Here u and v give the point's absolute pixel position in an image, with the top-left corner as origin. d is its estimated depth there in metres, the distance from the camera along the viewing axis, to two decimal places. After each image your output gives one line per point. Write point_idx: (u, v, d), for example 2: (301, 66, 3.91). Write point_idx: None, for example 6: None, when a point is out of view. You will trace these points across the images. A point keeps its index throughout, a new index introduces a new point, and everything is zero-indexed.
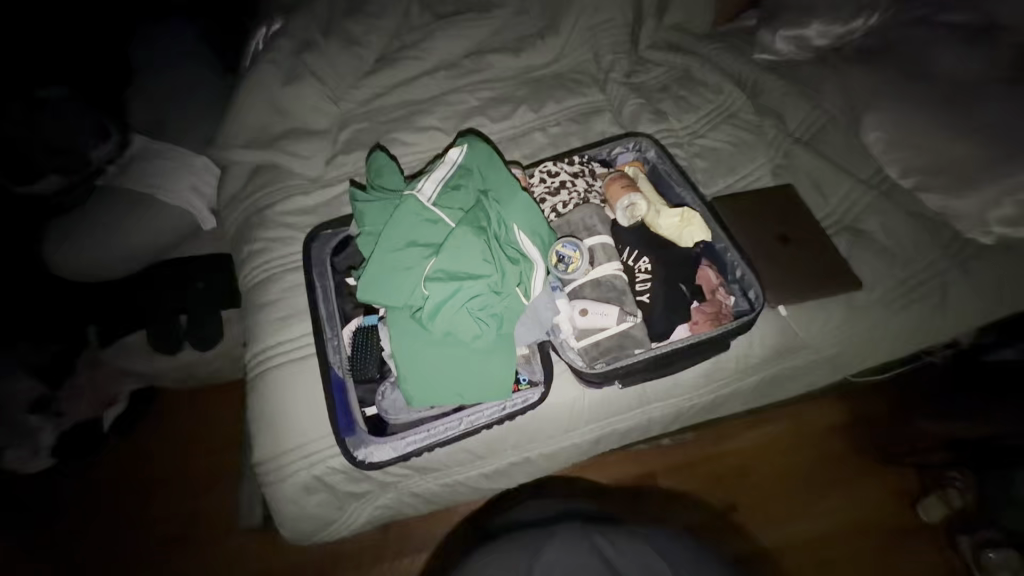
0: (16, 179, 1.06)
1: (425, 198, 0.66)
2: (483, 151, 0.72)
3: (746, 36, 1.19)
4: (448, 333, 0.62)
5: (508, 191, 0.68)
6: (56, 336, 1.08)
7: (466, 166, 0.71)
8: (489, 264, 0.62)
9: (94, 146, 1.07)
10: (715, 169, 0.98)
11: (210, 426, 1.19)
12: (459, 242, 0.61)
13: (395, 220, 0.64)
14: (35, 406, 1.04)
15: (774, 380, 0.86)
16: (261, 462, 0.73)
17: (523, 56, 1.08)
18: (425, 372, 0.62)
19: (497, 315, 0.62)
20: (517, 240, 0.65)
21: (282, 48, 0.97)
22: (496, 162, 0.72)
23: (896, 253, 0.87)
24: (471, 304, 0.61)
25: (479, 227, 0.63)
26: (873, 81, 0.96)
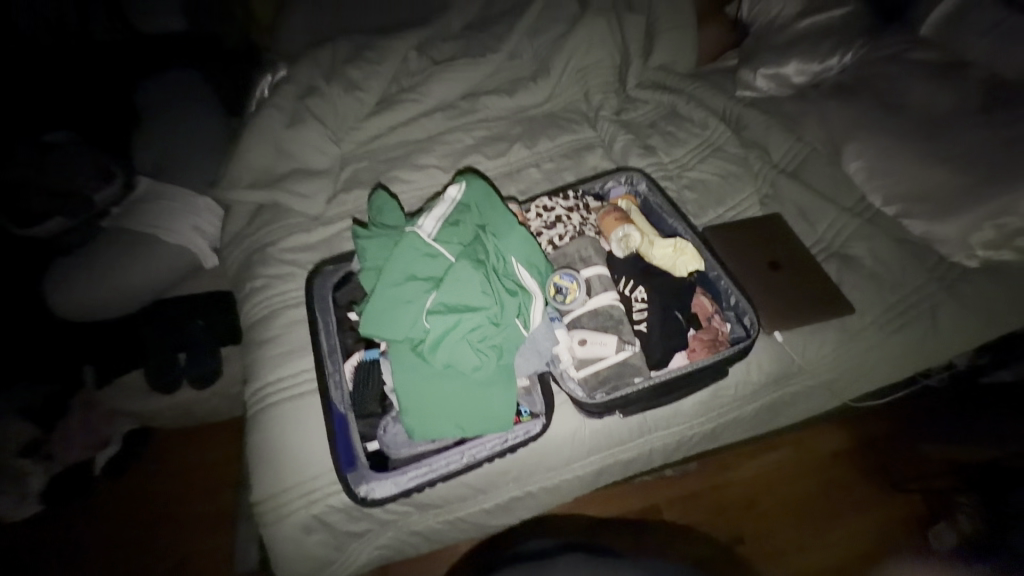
0: (16, 222, 1.07)
1: (425, 233, 0.68)
2: (481, 188, 0.75)
3: (728, 75, 1.25)
4: (448, 365, 0.62)
5: (505, 226, 0.70)
6: (53, 376, 1.10)
7: (465, 203, 0.73)
8: (488, 296, 0.63)
9: (99, 189, 1.11)
10: (705, 200, 1.02)
11: (204, 466, 1.17)
12: (459, 275, 0.62)
13: (396, 254, 0.65)
14: (25, 450, 1.03)
15: (772, 406, 0.86)
16: (259, 501, 0.72)
17: (517, 97, 1.13)
18: (426, 404, 0.62)
19: (497, 346, 0.63)
20: (515, 272, 0.67)
21: (286, 93, 1.01)
22: (493, 199, 0.74)
23: (884, 278, 0.89)
24: (471, 335, 0.61)
25: (478, 261, 0.65)
26: (850, 114, 1.01)
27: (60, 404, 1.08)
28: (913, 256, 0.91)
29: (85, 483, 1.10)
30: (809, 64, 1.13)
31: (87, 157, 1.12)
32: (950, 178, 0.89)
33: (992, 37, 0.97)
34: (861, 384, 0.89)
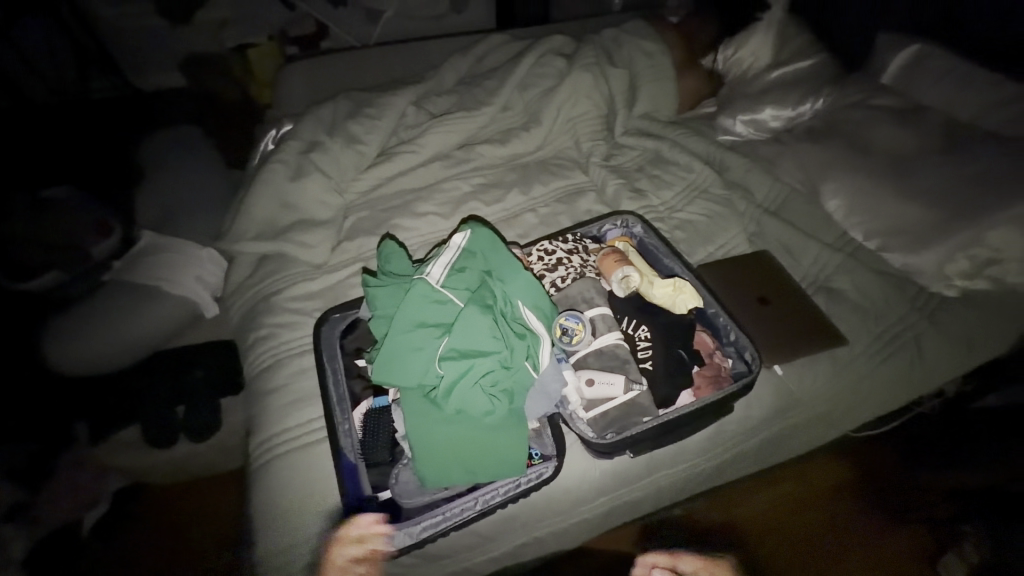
0: (15, 278, 1.09)
1: (434, 280, 0.70)
2: (485, 234, 0.78)
3: (707, 121, 1.33)
4: (460, 411, 0.63)
5: (510, 271, 0.73)
6: (41, 434, 1.08)
7: (469, 247, 0.76)
8: (498, 340, 0.65)
9: (98, 243, 1.12)
10: (694, 239, 1.06)
11: (197, 525, 1.12)
12: (469, 321, 0.64)
13: (406, 302, 0.67)
14: (10, 513, 1.00)
15: (774, 439, 0.87)
16: (264, 559, 0.70)
17: (510, 146, 1.18)
18: (438, 451, 0.62)
19: (507, 390, 0.64)
20: (522, 315, 0.69)
21: (290, 148, 1.05)
22: (497, 244, 0.77)
23: (870, 309, 0.92)
24: (482, 380, 0.63)
25: (486, 306, 0.67)
26: (823, 156, 1.08)
27: (48, 461, 1.06)
28: (896, 286, 0.94)
29: (71, 548, 1.05)
30: (782, 111, 1.22)
31: (86, 211, 1.16)
32: (922, 214, 0.94)
33: (946, 85, 1.06)
34: (856, 414, 0.92)
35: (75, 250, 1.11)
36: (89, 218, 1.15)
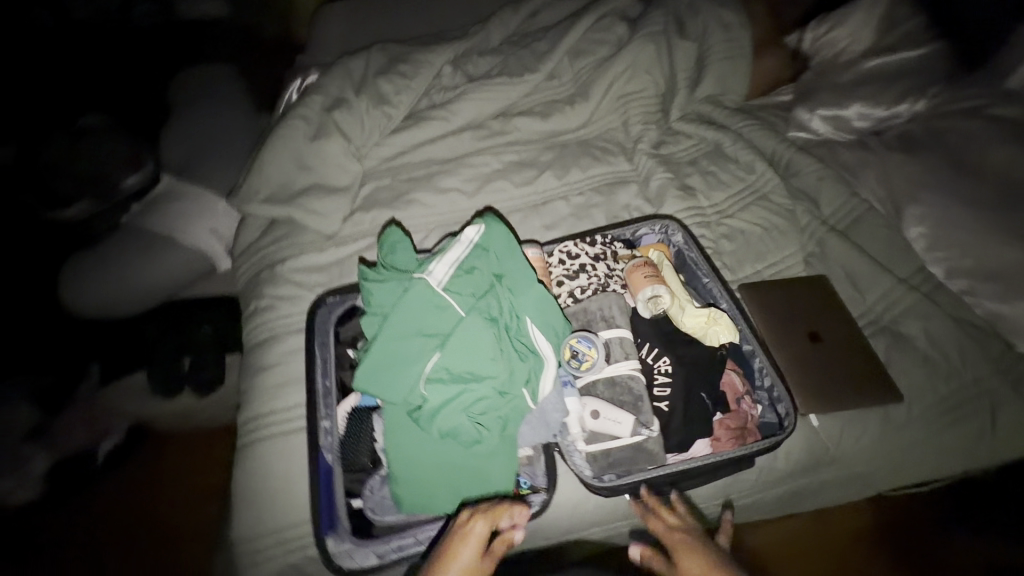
0: (46, 206, 1.06)
1: (436, 281, 0.62)
2: (501, 233, 0.69)
3: (779, 112, 1.16)
4: (444, 436, 0.57)
5: (523, 282, 0.65)
6: (59, 364, 1.09)
7: (481, 246, 0.67)
8: (496, 364, 0.57)
9: (127, 175, 1.09)
10: (743, 252, 0.93)
11: (193, 474, 1.14)
12: (469, 337, 0.57)
13: (401, 306, 0.60)
14: (31, 434, 1.02)
15: (798, 492, 0.78)
16: (239, 542, 0.69)
17: (550, 121, 1.06)
18: (417, 476, 0.57)
19: (500, 420, 0.58)
20: (527, 334, 0.62)
21: (313, 103, 0.97)
22: (513, 245, 0.68)
23: (938, 364, 0.79)
24: (474, 406, 0.56)
25: (490, 321, 0.60)
26: (915, 171, 0.91)
27: (66, 391, 1.08)
28: (971, 339, 0.81)
29: (83, 475, 1.07)
30: (872, 110, 1.03)
31: (119, 141, 1.12)
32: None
33: None
34: (897, 476, 0.80)
35: (104, 182, 1.07)
36: (115, 154, 1.10)
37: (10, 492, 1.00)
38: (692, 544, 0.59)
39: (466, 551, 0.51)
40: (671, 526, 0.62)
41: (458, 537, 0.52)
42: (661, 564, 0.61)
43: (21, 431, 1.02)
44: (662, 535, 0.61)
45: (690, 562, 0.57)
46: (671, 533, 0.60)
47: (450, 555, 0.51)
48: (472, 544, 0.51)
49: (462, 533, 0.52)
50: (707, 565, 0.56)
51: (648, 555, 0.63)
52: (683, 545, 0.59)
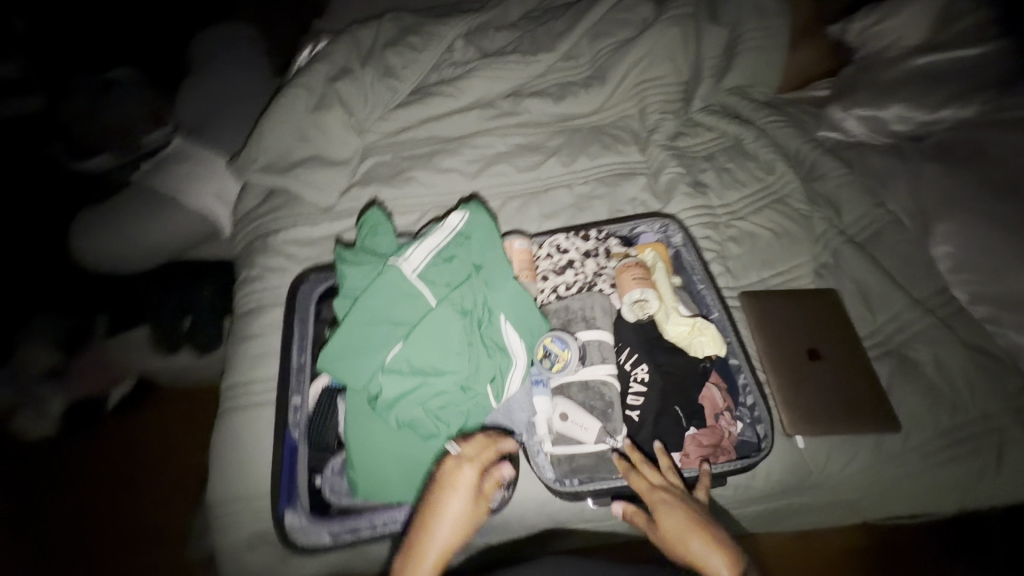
0: (78, 156, 1.15)
1: (409, 268, 0.61)
2: (485, 223, 0.67)
3: (810, 109, 1.08)
4: (400, 426, 0.56)
5: (501, 275, 0.63)
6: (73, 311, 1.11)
7: (464, 234, 0.66)
8: (460, 359, 0.57)
9: (152, 132, 1.17)
10: (749, 258, 0.88)
11: (184, 430, 1.16)
12: (433, 331, 0.56)
13: (371, 291, 0.59)
14: (51, 373, 1.09)
15: (776, 512, 0.75)
16: (212, 504, 0.71)
17: (562, 103, 1.01)
18: (372, 465, 0.57)
19: (458, 416, 0.57)
20: (499, 331, 0.61)
21: (317, 72, 0.96)
22: (496, 235, 0.66)
23: (945, 394, 0.74)
24: (431, 399, 0.56)
25: (460, 315, 0.58)
26: (949, 184, 0.84)
27: (82, 334, 1.10)
28: (986, 371, 0.75)
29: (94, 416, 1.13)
30: (913, 113, 0.94)
31: (142, 101, 1.21)
32: None
33: None
34: (888, 508, 0.75)
35: (131, 136, 1.16)
36: (140, 111, 1.19)
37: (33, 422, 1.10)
38: (673, 502, 0.54)
39: (460, 495, 0.51)
40: (652, 483, 0.56)
41: (448, 484, 0.51)
42: (645, 523, 0.56)
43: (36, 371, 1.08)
44: (642, 493, 0.56)
45: (670, 519, 0.52)
46: (653, 492, 0.55)
47: (444, 505, 0.50)
48: (465, 487, 0.51)
49: (451, 480, 0.51)
50: (688, 523, 0.51)
51: (634, 513, 0.58)
52: (663, 504, 0.54)
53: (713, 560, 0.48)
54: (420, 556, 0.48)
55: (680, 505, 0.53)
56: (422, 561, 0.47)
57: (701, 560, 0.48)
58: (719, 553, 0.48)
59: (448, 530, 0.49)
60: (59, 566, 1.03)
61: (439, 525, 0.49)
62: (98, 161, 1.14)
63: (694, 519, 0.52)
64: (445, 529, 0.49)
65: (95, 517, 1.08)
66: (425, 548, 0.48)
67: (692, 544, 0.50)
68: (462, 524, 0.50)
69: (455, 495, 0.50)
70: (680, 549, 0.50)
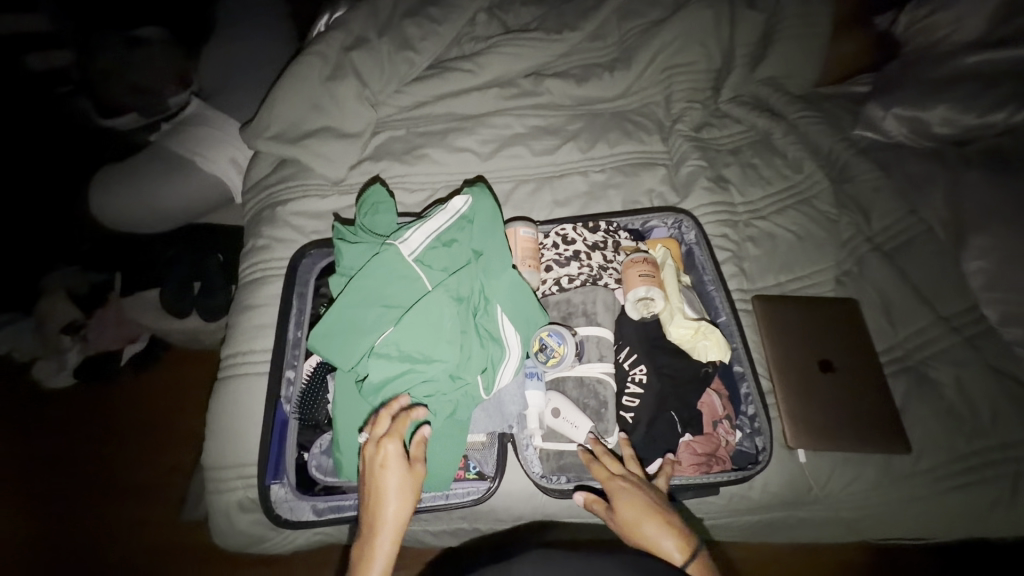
0: (101, 112, 1.14)
1: (407, 252, 0.61)
2: (490, 207, 0.65)
3: (848, 106, 1.01)
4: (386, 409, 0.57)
5: (500, 263, 0.62)
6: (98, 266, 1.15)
7: (466, 218, 0.64)
8: (450, 347, 0.57)
9: (177, 95, 1.19)
10: (767, 260, 0.84)
11: (194, 391, 1.20)
12: (424, 318, 0.56)
13: (366, 272, 0.59)
14: (68, 329, 1.12)
15: (772, 523, 0.73)
16: (206, 468, 0.72)
17: (585, 86, 0.97)
18: (355, 448, 0.57)
19: (446, 404, 0.57)
20: (495, 320, 0.60)
21: (333, 40, 0.93)
22: (500, 222, 0.65)
23: (962, 417, 0.71)
24: (420, 386, 0.56)
25: (453, 302, 0.58)
26: (991, 194, 0.78)
27: (100, 291, 1.14)
28: (1009, 397, 0.71)
29: (107, 369, 1.15)
30: (961, 116, 0.87)
31: (166, 59, 1.19)
32: None
33: None
34: (891, 531, 0.72)
35: (155, 98, 1.17)
36: (166, 71, 1.19)
37: (56, 373, 1.16)
38: (632, 488, 0.53)
39: (394, 471, 0.51)
40: (611, 471, 0.56)
41: (378, 466, 0.51)
42: (604, 510, 0.55)
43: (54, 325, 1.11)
44: (602, 482, 0.55)
45: (628, 506, 0.52)
46: (612, 481, 0.54)
47: (382, 487, 0.50)
48: (398, 461, 0.51)
49: (381, 463, 0.51)
50: (645, 510, 0.51)
51: (591, 499, 0.57)
52: (622, 491, 0.53)
53: (666, 543, 0.49)
54: (377, 537, 0.49)
55: (639, 493, 0.53)
56: (382, 542, 0.49)
57: (654, 542, 0.50)
58: (672, 537, 0.49)
59: (398, 502, 0.50)
60: (67, 513, 1.08)
61: (385, 507, 0.50)
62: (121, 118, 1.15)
63: (649, 506, 0.52)
64: (393, 504, 0.50)
65: (103, 469, 1.12)
66: (382, 525, 0.49)
67: (648, 528, 0.50)
68: (409, 491, 0.51)
69: (390, 473, 0.50)
70: (636, 534, 0.51)
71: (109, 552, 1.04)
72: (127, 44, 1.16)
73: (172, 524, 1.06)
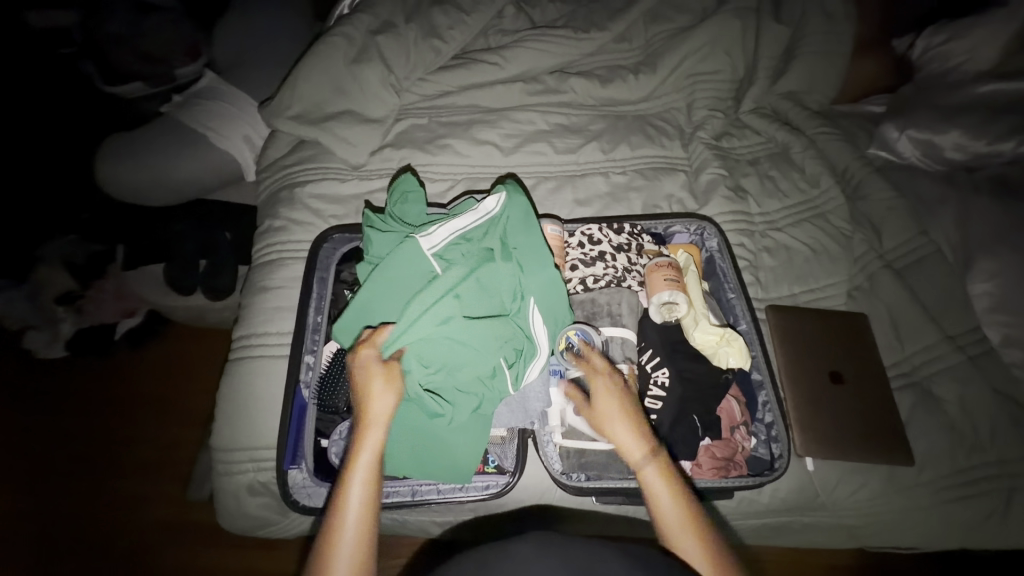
0: (104, 78, 1.11)
1: (427, 246, 0.60)
2: (522, 205, 0.65)
3: (864, 124, 1.02)
4: (407, 399, 0.57)
5: (536, 261, 0.62)
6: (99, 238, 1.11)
7: (496, 215, 0.64)
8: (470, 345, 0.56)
9: (183, 66, 1.14)
10: (783, 271, 0.86)
11: (194, 369, 1.18)
12: (426, 315, 0.55)
13: (389, 266, 0.60)
14: (63, 299, 1.10)
15: (776, 527, 0.74)
16: (215, 449, 0.71)
17: (609, 88, 0.97)
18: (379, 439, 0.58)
19: (478, 396, 0.58)
20: (528, 316, 0.60)
21: (359, 23, 0.92)
22: (532, 222, 0.64)
23: (963, 433, 0.73)
24: (442, 380, 0.56)
25: (456, 295, 0.57)
26: (1000, 221, 0.81)
27: (100, 265, 1.10)
28: (1009, 417, 0.73)
29: (104, 344, 1.14)
30: (972, 142, 0.89)
31: (178, 27, 1.14)
32: None
33: None
34: (890, 538, 0.74)
35: (161, 66, 1.12)
36: (172, 38, 1.12)
37: (49, 344, 1.14)
38: (614, 387, 0.56)
39: (377, 375, 0.52)
40: (596, 367, 0.58)
41: (364, 372, 0.53)
42: (582, 401, 0.58)
43: (53, 293, 1.09)
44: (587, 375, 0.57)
45: (603, 403, 0.55)
46: (597, 374, 0.57)
47: (364, 387, 0.52)
48: (381, 365, 0.53)
49: (368, 370, 0.53)
50: (621, 409, 0.55)
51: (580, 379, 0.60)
52: (604, 387, 0.56)
53: (631, 444, 0.53)
54: (365, 429, 0.51)
55: (620, 389, 0.56)
56: (370, 436, 0.51)
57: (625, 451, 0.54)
58: (639, 439, 0.53)
59: (385, 400, 0.52)
60: (59, 487, 1.05)
61: (365, 404, 0.51)
62: (123, 86, 1.10)
63: (626, 407, 0.55)
64: (380, 402, 0.52)
65: (94, 445, 1.10)
66: (370, 423, 0.51)
67: (617, 428, 0.54)
68: (394, 392, 0.52)
69: (375, 375, 0.52)
70: (606, 429, 0.55)
71: (111, 527, 1.02)
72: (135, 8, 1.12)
73: (166, 502, 1.05)
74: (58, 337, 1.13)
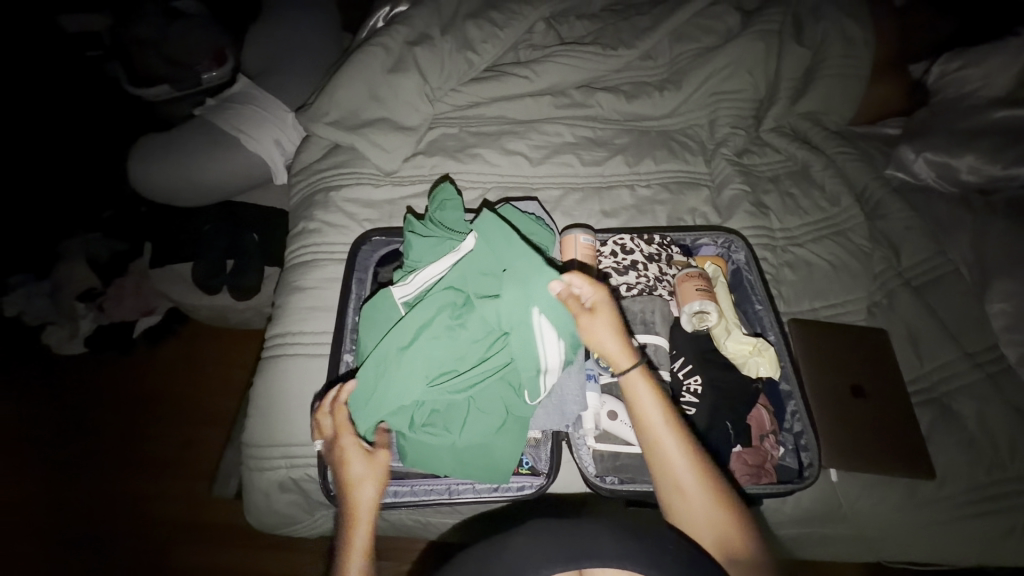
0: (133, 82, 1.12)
1: (399, 294, 0.65)
2: (496, 230, 0.63)
3: (880, 146, 1.06)
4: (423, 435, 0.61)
5: (527, 275, 0.60)
6: (124, 236, 1.14)
7: (477, 245, 0.64)
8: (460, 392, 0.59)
9: (211, 70, 1.15)
10: (804, 286, 0.88)
11: (212, 368, 1.19)
12: (390, 384, 0.58)
13: (370, 329, 0.65)
14: (83, 295, 1.10)
15: (797, 537, 0.76)
16: (247, 445, 0.72)
17: (634, 103, 1.00)
18: (430, 461, 0.61)
19: (498, 407, 0.61)
20: (531, 329, 0.59)
21: (396, 34, 0.95)
22: (512, 238, 0.62)
23: (982, 448, 0.74)
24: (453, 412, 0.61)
25: (415, 356, 0.58)
26: (1015, 242, 0.83)
27: (123, 263, 1.13)
28: None
29: (125, 341, 1.15)
30: (987, 165, 0.92)
31: (206, 32, 1.15)
32: None
33: None
34: (907, 551, 0.75)
35: (188, 70, 1.13)
36: (200, 44, 1.14)
37: (67, 339, 1.14)
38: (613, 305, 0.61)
39: (358, 459, 0.59)
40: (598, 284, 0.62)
41: (344, 456, 0.59)
42: (579, 305, 0.59)
43: (77, 289, 1.10)
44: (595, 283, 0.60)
45: (606, 310, 0.60)
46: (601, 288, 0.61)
47: (347, 476, 0.58)
48: (360, 448, 0.59)
49: (347, 454, 0.59)
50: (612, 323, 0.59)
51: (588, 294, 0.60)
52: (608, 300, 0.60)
53: (615, 351, 0.59)
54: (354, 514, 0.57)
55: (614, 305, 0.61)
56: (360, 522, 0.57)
57: (639, 403, 0.58)
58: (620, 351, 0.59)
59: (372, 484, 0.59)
60: (76, 483, 1.06)
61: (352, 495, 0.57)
62: (151, 90, 1.12)
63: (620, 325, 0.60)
64: (368, 487, 0.58)
65: (111, 442, 1.10)
66: (360, 508, 0.57)
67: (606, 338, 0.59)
68: (378, 475, 0.59)
69: (357, 460, 0.59)
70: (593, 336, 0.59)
71: (127, 525, 1.02)
72: (164, 15, 1.14)
73: (181, 501, 1.05)
74: (76, 333, 1.13)
